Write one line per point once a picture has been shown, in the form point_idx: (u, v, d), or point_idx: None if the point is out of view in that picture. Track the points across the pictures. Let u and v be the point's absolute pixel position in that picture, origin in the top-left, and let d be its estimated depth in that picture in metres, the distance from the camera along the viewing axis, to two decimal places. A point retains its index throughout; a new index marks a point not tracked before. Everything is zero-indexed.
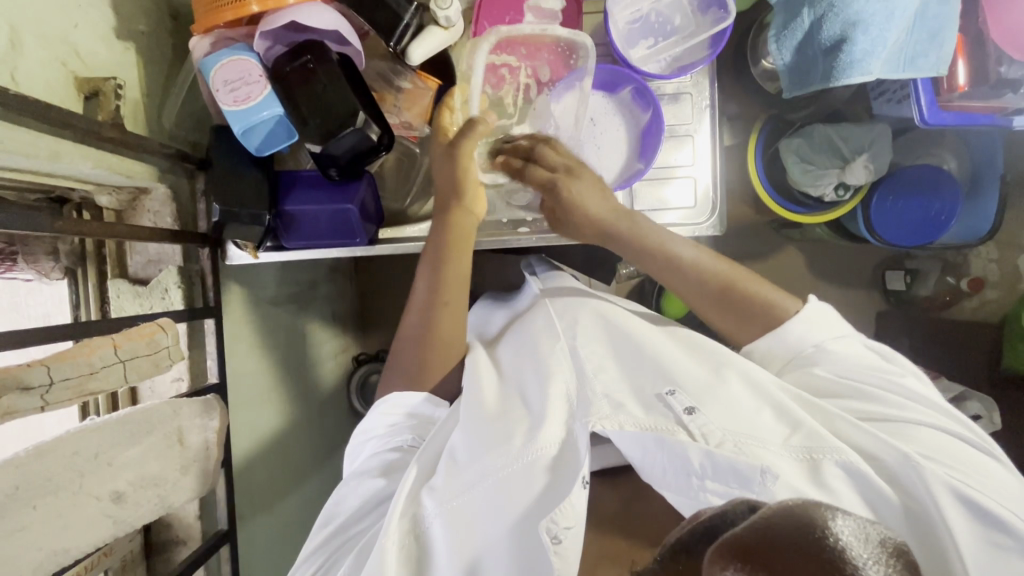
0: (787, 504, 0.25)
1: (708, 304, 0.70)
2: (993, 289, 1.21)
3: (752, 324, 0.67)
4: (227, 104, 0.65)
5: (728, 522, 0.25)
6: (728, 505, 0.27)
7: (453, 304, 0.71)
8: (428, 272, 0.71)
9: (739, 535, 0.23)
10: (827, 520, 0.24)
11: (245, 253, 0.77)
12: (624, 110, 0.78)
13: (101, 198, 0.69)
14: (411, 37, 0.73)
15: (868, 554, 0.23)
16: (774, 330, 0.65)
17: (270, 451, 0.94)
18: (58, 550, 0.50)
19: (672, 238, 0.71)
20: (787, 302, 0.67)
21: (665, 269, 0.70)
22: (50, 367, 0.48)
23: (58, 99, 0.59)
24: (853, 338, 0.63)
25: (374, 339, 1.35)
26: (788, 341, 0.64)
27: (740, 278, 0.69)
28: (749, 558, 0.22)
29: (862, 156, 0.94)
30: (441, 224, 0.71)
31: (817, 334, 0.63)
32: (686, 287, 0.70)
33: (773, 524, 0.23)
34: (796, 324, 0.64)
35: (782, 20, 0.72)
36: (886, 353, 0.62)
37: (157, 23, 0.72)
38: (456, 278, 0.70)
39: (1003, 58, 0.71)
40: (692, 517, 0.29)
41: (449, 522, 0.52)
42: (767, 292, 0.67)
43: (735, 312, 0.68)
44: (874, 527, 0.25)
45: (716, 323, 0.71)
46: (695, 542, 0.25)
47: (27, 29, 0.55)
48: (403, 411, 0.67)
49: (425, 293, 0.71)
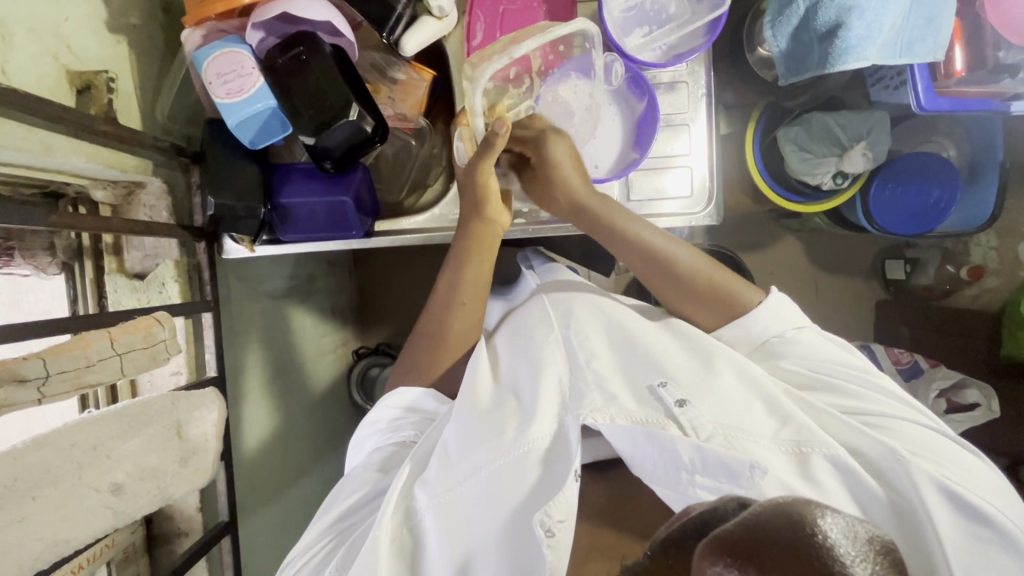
0: (776, 502, 0.25)
1: (675, 293, 0.69)
2: (992, 277, 1.18)
3: (714, 313, 0.67)
4: (221, 97, 0.65)
5: (718, 516, 0.25)
6: (719, 501, 0.27)
7: (470, 304, 0.71)
8: (451, 271, 0.71)
9: (729, 534, 0.23)
10: (816, 519, 0.24)
11: (242, 246, 0.77)
12: (620, 100, 0.77)
13: (97, 192, 0.69)
14: (404, 27, 0.73)
15: (855, 552, 0.23)
16: (735, 319, 0.66)
17: (271, 444, 0.94)
18: (57, 542, 0.50)
19: (648, 227, 0.69)
20: (749, 292, 0.67)
21: (634, 254, 0.69)
22: (47, 359, 0.48)
23: (50, 93, 0.59)
24: (811, 330, 0.64)
25: (373, 332, 1.36)
26: (750, 330, 0.65)
27: (709, 267, 0.68)
28: (740, 557, 0.22)
29: (860, 143, 0.93)
30: (462, 233, 0.71)
31: (780, 325, 0.64)
32: (656, 275, 0.69)
33: (761, 517, 0.24)
34: (759, 315, 0.65)
35: (777, 5, 0.72)
36: (853, 352, 0.63)
37: (149, 16, 0.72)
38: (476, 281, 0.71)
39: (1001, 43, 0.71)
40: (680, 512, 0.28)
41: (440, 515, 0.52)
42: (733, 282, 0.67)
43: (703, 301, 0.67)
44: (861, 526, 0.25)
45: (676, 307, 0.70)
46: (686, 540, 0.25)
47: (18, 23, 0.55)
48: (403, 405, 0.68)
49: (446, 294, 0.71)
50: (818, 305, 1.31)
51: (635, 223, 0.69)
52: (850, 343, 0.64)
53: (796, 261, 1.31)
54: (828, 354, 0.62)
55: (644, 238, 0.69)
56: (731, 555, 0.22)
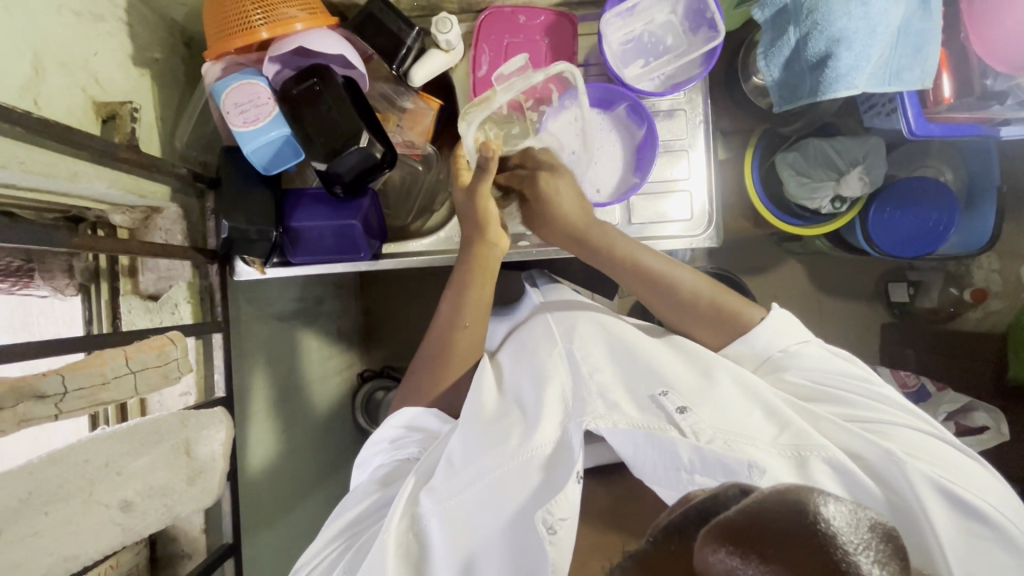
0: (779, 489, 0.25)
1: (678, 314, 0.71)
2: (997, 299, 1.16)
3: (720, 332, 0.69)
4: (237, 126, 0.68)
5: (720, 503, 0.26)
6: (720, 488, 0.28)
7: (473, 327, 0.73)
8: (454, 296, 0.73)
9: (732, 520, 0.24)
10: (819, 506, 0.24)
11: (253, 269, 0.80)
12: (619, 126, 0.80)
13: (116, 216, 0.71)
14: (413, 60, 0.78)
15: (857, 540, 0.23)
16: (739, 338, 0.67)
17: (275, 466, 0.95)
18: (68, 556, 0.51)
19: (645, 250, 0.72)
20: (752, 310, 0.68)
21: (635, 278, 0.71)
22: (65, 376, 0.51)
23: (77, 122, 0.62)
24: (817, 342, 0.65)
25: (378, 355, 1.37)
26: (756, 346, 0.66)
27: (710, 290, 0.70)
28: (743, 541, 0.23)
29: (857, 167, 0.96)
30: (467, 256, 0.73)
31: (783, 339, 0.65)
32: (655, 296, 0.71)
33: (762, 505, 0.24)
34: (764, 330, 0.66)
35: (769, 38, 0.74)
36: (854, 360, 0.64)
37: (170, 50, 0.76)
38: (480, 302, 0.73)
39: (988, 72, 0.73)
40: (682, 501, 0.29)
41: (445, 518, 0.53)
42: (735, 303, 0.69)
43: (706, 320, 0.69)
44: (863, 512, 0.25)
45: (682, 327, 0.72)
46: (692, 526, 0.25)
47: (50, 58, 0.58)
48: (405, 424, 0.69)
49: (450, 312, 0.73)
50: (822, 328, 1.32)
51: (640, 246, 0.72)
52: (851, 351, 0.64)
53: (798, 284, 1.32)
54: (831, 365, 0.62)
55: (647, 264, 0.71)
56: (733, 543, 0.23)
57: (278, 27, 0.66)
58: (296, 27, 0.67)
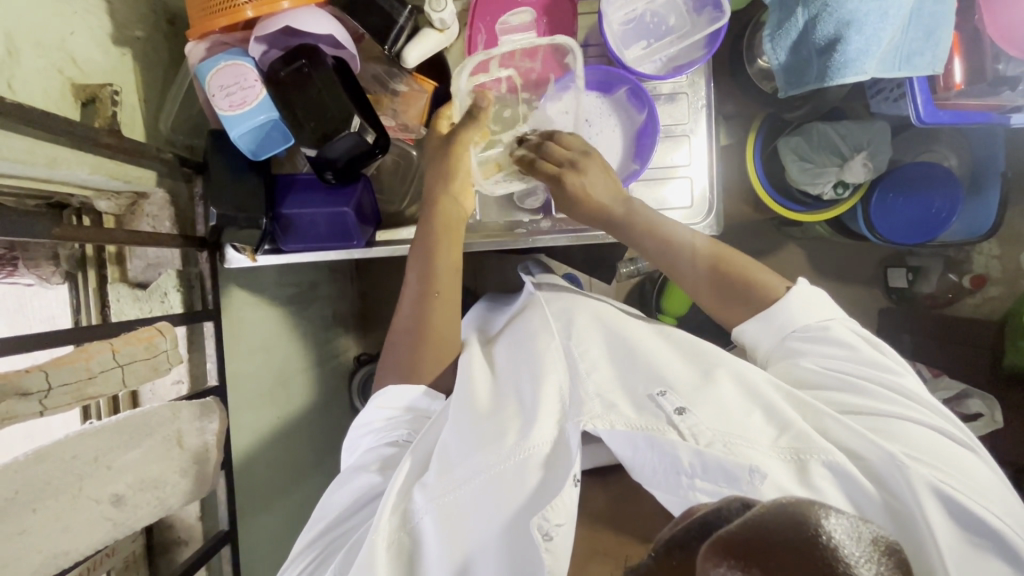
0: (781, 501, 0.24)
1: (698, 288, 0.70)
2: (995, 285, 1.20)
3: (740, 309, 0.68)
4: (223, 109, 0.66)
5: (724, 516, 0.25)
6: (722, 501, 0.26)
7: (446, 296, 0.72)
8: (419, 264, 0.72)
9: (731, 535, 0.22)
10: (820, 518, 0.23)
11: (243, 256, 0.78)
12: (619, 110, 0.78)
13: (101, 203, 0.69)
14: (405, 39, 0.74)
15: (860, 553, 0.22)
16: (762, 313, 0.66)
17: (270, 451, 0.94)
18: (57, 553, 0.50)
19: (665, 221, 0.72)
20: (777, 285, 0.67)
21: (657, 250, 0.71)
22: (48, 373, 0.49)
23: (55, 106, 0.59)
24: (838, 323, 0.63)
25: (374, 339, 1.36)
26: (773, 324, 0.65)
27: (732, 262, 0.69)
28: (744, 556, 0.21)
29: (860, 154, 0.93)
30: (428, 222, 0.73)
31: (804, 318, 0.63)
32: (676, 267, 0.71)
33: (763, 518, 0.23)
34: (780, 310, 0.64)
35: (776, 19, 0.72)
36: (872, 342, 0.62)
37: (153, 28, 0.73)
38: (448, 269, 0.72)
39: (1000, 56, 0.71)
40: (686, 515, 0.28)
41: (436, 517, 0.52)
42: (756, 275, 0.68)
43: (717, 289, 0.69)
44: (865, 525, 0.24)
45: (703, 302, 0.71)
46: (693, 539, 0.24)
47: (24, 38, 0.56)
48: (402, 405, 0.67)
49: (417, 289, 0.72)
50: None
51: (662, 221, 0.72)
52: (873, 337, 0.62)
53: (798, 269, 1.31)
54: (841, 354, 0.60)
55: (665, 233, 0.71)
56: (735, 556, 0.21)
57: (263, 5, 0.63)
58: (283, 5, 0.64)
